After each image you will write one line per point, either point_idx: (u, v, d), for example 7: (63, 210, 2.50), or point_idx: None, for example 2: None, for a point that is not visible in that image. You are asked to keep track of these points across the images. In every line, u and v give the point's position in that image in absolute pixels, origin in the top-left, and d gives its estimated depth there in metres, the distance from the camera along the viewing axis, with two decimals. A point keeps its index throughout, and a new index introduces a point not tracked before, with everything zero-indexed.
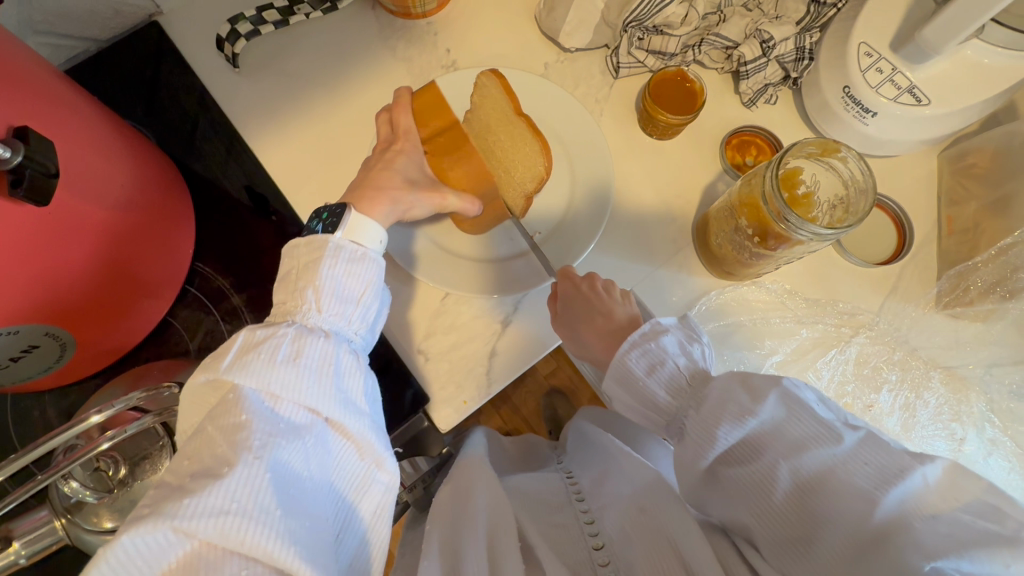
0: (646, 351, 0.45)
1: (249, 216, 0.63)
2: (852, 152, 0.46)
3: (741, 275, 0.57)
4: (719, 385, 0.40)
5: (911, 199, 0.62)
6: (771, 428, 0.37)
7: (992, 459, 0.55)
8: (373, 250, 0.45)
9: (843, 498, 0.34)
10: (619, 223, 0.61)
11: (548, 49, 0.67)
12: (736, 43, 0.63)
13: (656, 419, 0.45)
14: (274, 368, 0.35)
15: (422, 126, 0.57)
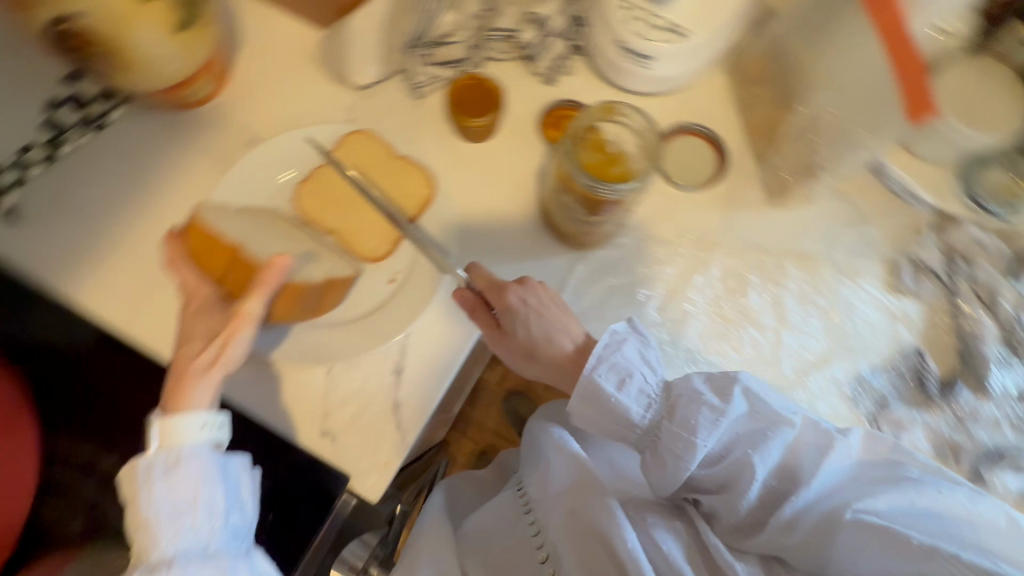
0: (613, 364, 0.47)
1: (91, 364, 0.57)
2: (628, 105, 0.53)
3: (595, 242, 0.60)
4: (690, 402, 0.45)
5: (718, 118, 0.67)
6: (738, 424, 0.44)
7: (858, 315, 0.61)
8: (203, 438, 0.42)
9: (798, 469, 0.42)
10: (473, 234, 0.62)
11: (346, 92, 0.66)
12: (515, 29, 0.66)
13: (627, 432, 0.47)
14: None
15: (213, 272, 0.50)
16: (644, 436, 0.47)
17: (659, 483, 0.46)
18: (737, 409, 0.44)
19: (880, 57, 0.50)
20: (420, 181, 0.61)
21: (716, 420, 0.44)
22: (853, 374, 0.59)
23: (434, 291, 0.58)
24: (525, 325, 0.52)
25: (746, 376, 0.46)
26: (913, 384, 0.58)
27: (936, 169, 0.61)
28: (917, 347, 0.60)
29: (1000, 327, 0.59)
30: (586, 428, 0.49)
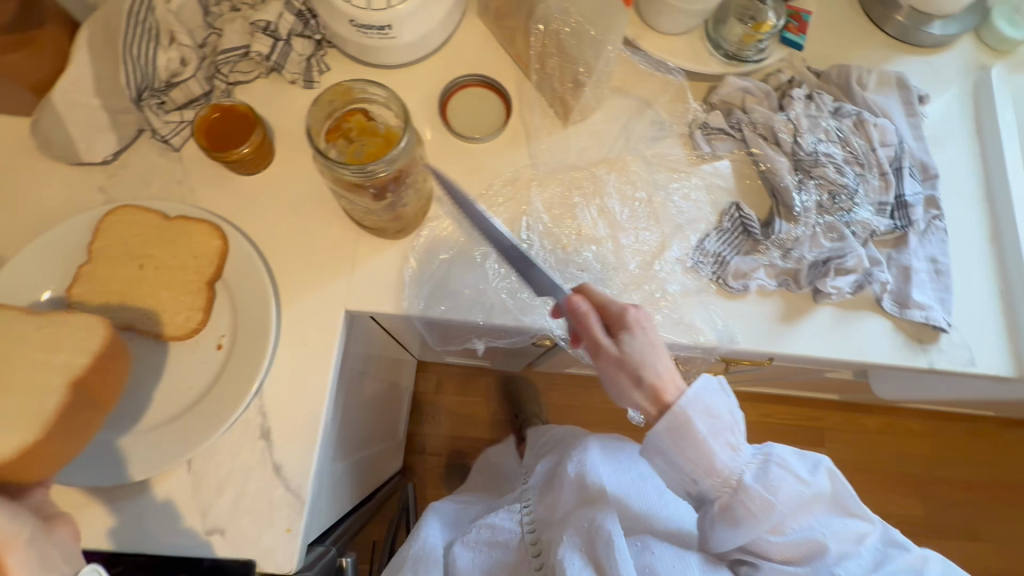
0: (711, 415, 0.49)
1: None
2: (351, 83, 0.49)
3: (414, 222, 0.59)
4: (780, 467, 0.50)
5: (485, 62, 0.66)
6: (816, 496, 0.50)
7: (676, 193, 0.64)
8: None
9: (838, 534, 0.48)
10: (289, 264, 0.58)
11: (89, 173, 0.59)
12: (246, 44, 0.60)
13: (706, 481, 0.50)
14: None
15: None
16: (722, 485, 0.50)
17: (722, 534, 0.51)
18: (815, 479, 0.50)
19: None
20: (206, 232, 0.55)
21: (790, 490, 0.49)
22: (690, 249, 0.62)
23: (264, 339, 0.53)
24: (648, 349, 0.49)
25: (830, 464, 0.52)
26: (740, 234, 0.62)
27: (686, 38, 0.65)
28: (733, 200, 0.64)
29: (786, 157, 0.62)
30: (658, 467, 0.51)
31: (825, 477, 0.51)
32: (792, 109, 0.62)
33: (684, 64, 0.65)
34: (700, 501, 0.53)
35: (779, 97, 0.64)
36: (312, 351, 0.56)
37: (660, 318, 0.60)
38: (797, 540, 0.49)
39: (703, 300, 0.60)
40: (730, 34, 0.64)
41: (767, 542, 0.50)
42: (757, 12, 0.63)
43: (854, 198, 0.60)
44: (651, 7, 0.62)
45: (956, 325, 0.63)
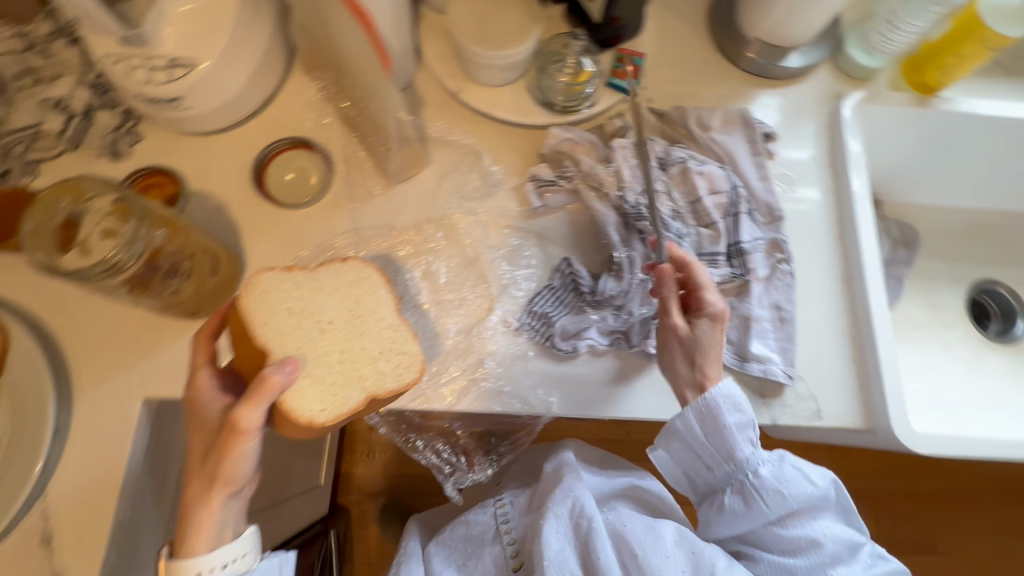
0: (736, 403, 0.55)
1: None
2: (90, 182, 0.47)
3: (211, 304, 0.55)
4: (796, 468, 0.56)
5: (307, 121, 0.64)
6: (821, 498, 0.56)
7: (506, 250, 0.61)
8: None
9: (837, 530, 0.55)
10: (85, 351, 0.55)
11: None
12: (37, 123, 0.58)
13: (724, 464, 0.56)
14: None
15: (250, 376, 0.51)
16: (736, 473, 0.56)
17: (721, 517, 0.58)
18: (824, 485, 0.56)
19: (344, 28, 0.48)
20: None
21: (800, 492, 0.55)
22: (513, 310, 0.60)
23: (43, 436, 0.50)
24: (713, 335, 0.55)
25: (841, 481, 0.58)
26: (569, 292, 0.59)
27: (513, 89, 0.63)
28: (563, 256, 0.61)
29: (614, 211, 0.60)
30: (675, 449, 0.58)
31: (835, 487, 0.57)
32: (615, 161, 0.60)
33: (507, 116, 0.62)
34: (711, 489, 0.58)
35: (606, 146, 0.62)
36: (103, 445, 0.53)
37: (483, 387, 0.57)
38: (801, 539, 0.55)
39: (525, 368, 0.58)
40: (553, 84, 0.62)
41: (767, 531, 0.56)
42: (574, 61, 0.61)
43: (681, 253, 0.58)
44: (466, 61, 0.60)
45: (800, 376, 0.60)
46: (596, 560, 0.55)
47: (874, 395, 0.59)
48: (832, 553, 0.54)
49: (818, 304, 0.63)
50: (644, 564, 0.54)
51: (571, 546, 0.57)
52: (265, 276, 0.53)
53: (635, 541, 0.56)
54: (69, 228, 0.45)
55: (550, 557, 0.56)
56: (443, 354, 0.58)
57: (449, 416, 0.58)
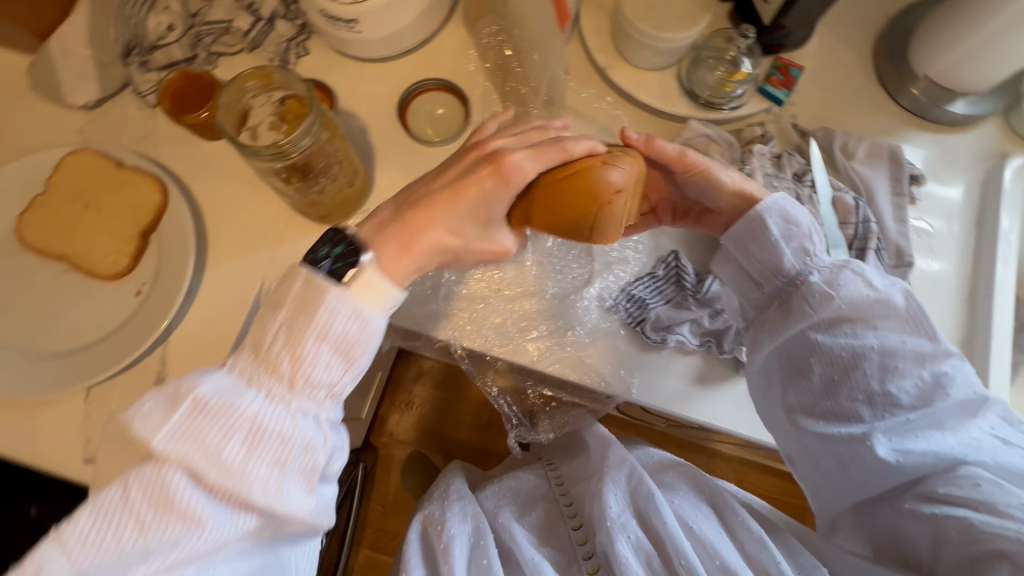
0: (788, 224, 0.50)
1: None
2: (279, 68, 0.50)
3: (339, 214, 0.60)
4: (853, 272, 0.49)
5: (456, 67, 0.67)
6: (874, 303, 0.48)
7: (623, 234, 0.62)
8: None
9: (887, 335, 0.48)
10: (221, 228, 0.61)
11: (74, 116, 0.64)
12: (230, 20, 0.63)
13: (761, 271, 0.52)
14: (215, 459, 0.33)
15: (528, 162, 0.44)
16: (787, 285, 0.51)
17: (766, 336, 0.52)
18: (885, 289, 0.49)
19: None
20: (151, 187, 0.59)
21: (855, 293, 0.49)
22: (611, 288, 0.60)
23: (175, 291, 0.56)
24: (712, 166, 0.51)
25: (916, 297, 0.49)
26: (670, 284, 0.59)
27: (660, 74, 0.63)
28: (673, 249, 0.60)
29: None
30: (724, 271, 0.55)
31: (902, 294, 0.49)
32: (751, 164, 0.59)
33: (650, 99, 0.62)
34: (758, 312, 0.54)
35: (742, 149, 0.61)
36: (221, 316, 0.58)
37: (565, 354, 0.58)
38: (847, 349, 0.48)
39: (610, 345, 0.58)
40: (704, 77, 0.61)
41: (813, 351, 0.49)
42: (733, 57, 0.59)
43: None
44: (622, 37, 0.60)
45: None
46: (655, 526, 0.55)
47: None
48: (880, 365, 0.47)
49: None
50: (701, 533, 0.53)
51: (631, 511, 0.56)
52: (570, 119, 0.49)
53: (687, 514, 0.55)
54: (246, 109, 0.52)
55: (612, 516, 0.55)
56: (534, 310, 0.60)
57: (525, 371, 0.60)
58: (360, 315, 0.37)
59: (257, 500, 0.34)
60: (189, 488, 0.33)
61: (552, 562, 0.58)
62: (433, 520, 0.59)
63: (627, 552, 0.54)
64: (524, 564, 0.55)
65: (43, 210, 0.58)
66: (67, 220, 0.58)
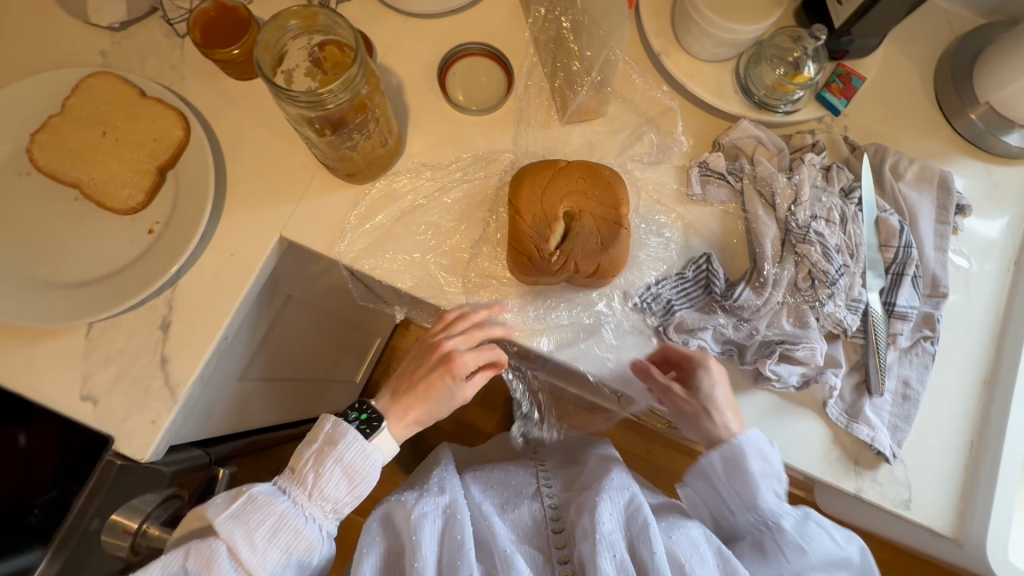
0: (763, 461, 0.53)
1: None
2: (326, 10, 0.45)
3: (368, 174, 0.57)
4: (818, 525, 0.55)
5: (503, 34, 0.64)
6: (845, 561, 0.54)
7: (663, 230, 0.59)
8: None
9: None
10: (242, 175, 0.58)
11: (96, 37, 0.61)
12: None
13: (740, 502, 0.56)
14: (250, 538, 0.47)
15: (556, 195, 0.54)
16: (760, 522, 0.55)
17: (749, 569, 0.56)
18: (847, 546, 0.55)
19: None
20: (173, 122, 0.56)
21: (821, 547, 0.53)
22: (638, 285, 0.58)
23: (189, 235, 0.53)
24: (701, 404, 0.55)
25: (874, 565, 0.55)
26: (699, 289, 0.57)
27: (717, 68, 0.60)
28: (705, 251, 0.59)
29: (776, 223, 0.57)
30: (701, 490, 0.59)
31: (858, 553, 0.55)
32: (800, 173, 0.57)
33: (704, 92, 0.59)
34: (733, 536, 0.58)
35: (792, 158, 0.59)
36: (235, 265, 0.56)
37: (586, 347, 0.56)
38: None
39: (631, 346, 0.57)
40: (763, 76, 0.58)
41: None
42: (797, 58, 0.57)
43: (832, 288, 0.55)
44: (683, 23, 0.57)
45: (902, 460, 0.57)
46: (642, 553, 0.54)
47: (977, 510, 0.56)
48: None
49: (948, 399, 0.59)
50: None
51: (621, 530, 0.55)
52: (575, 163, 0.55)
53: (682, 554, 0.53)
54: (283, 50, 0.48)
55: (602, 531, 0.54)
56: (559, 297, 0.57)
57: (541, 359, 0.59)
58: (367, 451, 0.51)
59: (297, 546, 0.49)
60: (228, 561, 0.47)
61: (528, 560, 0.57)
62: (403, 501, 0.57)
63: (609, 569, 0.52)
64: (497, 556, 0.54)
65: (58, 133, 0.55)
66: (84, 147, 0.56)
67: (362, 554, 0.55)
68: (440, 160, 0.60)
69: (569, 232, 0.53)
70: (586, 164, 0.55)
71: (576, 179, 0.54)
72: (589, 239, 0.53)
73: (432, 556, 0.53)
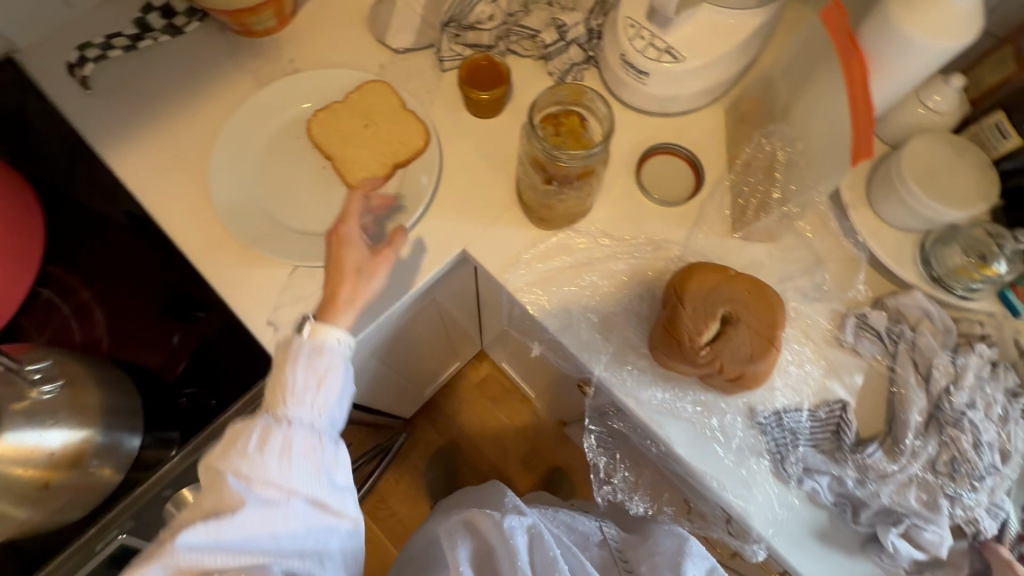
0: None
1: (116, 232, 0.67)
2: (598, 96, 0.55)
3: (556, 223, 0.65)
4: None
5: (703, 146, 0.71)
6: None
7: (807, 365, 0.61)
8: (199, 546, 0.42)
9: None
10: (451, 190, 0.68)
11: (381, 52, 0.75)
12: (538, 30, 0.72)
13: None
14: (248, 459, 0.44)
15: (719, 295, 0.58)
16: None
17: None
18: None
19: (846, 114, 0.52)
20: (418, 133, 0.68)
21: None
22: (769, 407, 0.59)
23: (400, 225, 0.65)
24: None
25: None
26: (829, 434, 0.58)
27: (900, 235, 0.63)
28: (844, 398, 0.59)
29: (926, 396, 0.56)
30: None
31: None
32: (966, 358, 0.56)
33: (881, 253, 0.62)
34: None
35: (958, 339, 0.59)
36: (421, 260, 0.65)
37: (705, 450, 0.58)
38: None
39: (751, 464, 0.58)
40: (948, 257, 0.60)
41: None
42: (991, 252, 0.57)
43: (976, 481, 0.53)
44: (881, 187, 0.61)
45: None
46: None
47: None
48: None
49: None
50: None
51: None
52: (742, 273, 0.60)
53: None
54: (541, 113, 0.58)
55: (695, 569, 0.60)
56: (693, 392, 0.59)
57: (656, 444, 0.61)
58: (326, 344, 0.49)
59: (295, 438, 0.46)
60: (237, 484, 0.44)
61: None
62: (489, 512, 0.65)
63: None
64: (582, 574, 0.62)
65: (331, 117, 0.69)
66: (345, 134, 0.68)
67: (456, 546, 0.63)
68: (617, 231, 0.66)
69: (722, 334, 0.56)
70: (754, 281, 0.59)
71: (740, 289, 0.58)
72: (738, 346, 0.56)
73: (527, 563, 0.60)
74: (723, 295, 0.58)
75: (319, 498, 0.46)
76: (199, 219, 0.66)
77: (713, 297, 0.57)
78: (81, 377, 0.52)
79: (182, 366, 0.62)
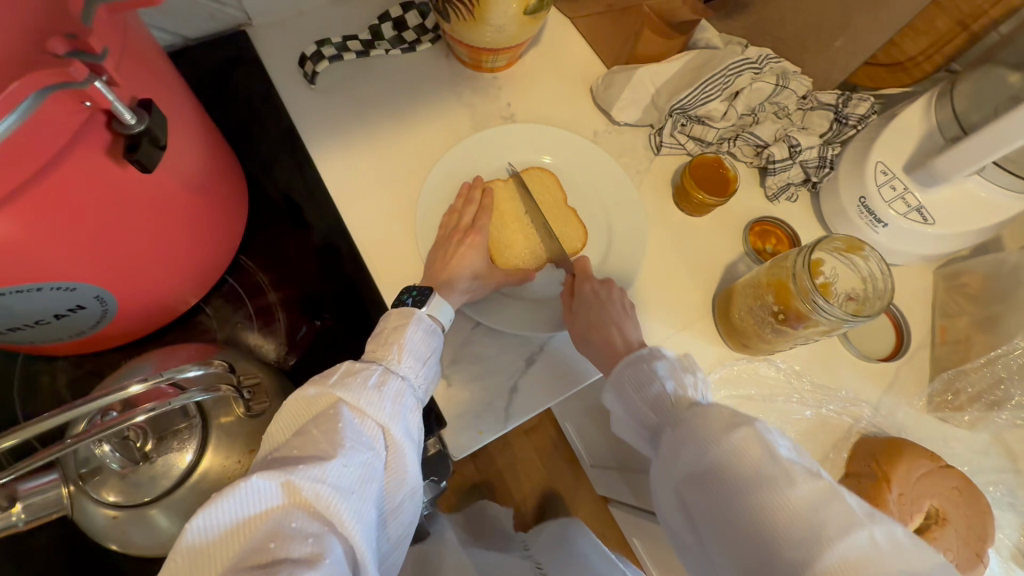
0: None
1: (282, 222, 0.70)
2: (876, 252, 0.52)
3: (754, 351, 0.62)
4: None
5: (910, 305, 0.67)
6: None
7: None
8: (318, 492, 0.35)
9: None
10: (645, 283, 0.65)
11: (598, 119, 0.74)
12: (767, 143, 0.70)
13: None
14: (366, 391, 0.43)
15: (931, 489, 0.53)
16: None
17: None
18: None
19: None
20: (628, 218, 0.66)
21: None
22: None
23: None
24: None
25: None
26: None
27: None
28: None
29: None
30: None
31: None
32: None
33: None
34: None
35: None
36: None
37: None
38: None
39: None
40: None
41: None
42: None
43: None
44: None
45: None
46: None
47: None
48: None
49: None
50: None
51: None
52: (953, 467, 0.55)
53: None
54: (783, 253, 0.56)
55: None
56: None
57: None
58: (434, 328, 0.52)
59: (405, 384, 0.47)
60: (348, 414, 0.41)
61: None
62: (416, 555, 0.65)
63: None
64: None
65: (540, 184, 0.67)
66: (553, 205, 0.67)
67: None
68: (811, 374, 0.63)
69: (927, 533, 0.52)
70: (967, 479, 0.55)
71: (950, 484, 0.54)
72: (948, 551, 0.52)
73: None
74: (934, 488, 0.54)
75: (402, 475, 0.42)
76: (390, 245, 0.64)
77: (924, 489, 0.53)
78: (269, 391, 0.51)
79: (297, 361, 0.67)
